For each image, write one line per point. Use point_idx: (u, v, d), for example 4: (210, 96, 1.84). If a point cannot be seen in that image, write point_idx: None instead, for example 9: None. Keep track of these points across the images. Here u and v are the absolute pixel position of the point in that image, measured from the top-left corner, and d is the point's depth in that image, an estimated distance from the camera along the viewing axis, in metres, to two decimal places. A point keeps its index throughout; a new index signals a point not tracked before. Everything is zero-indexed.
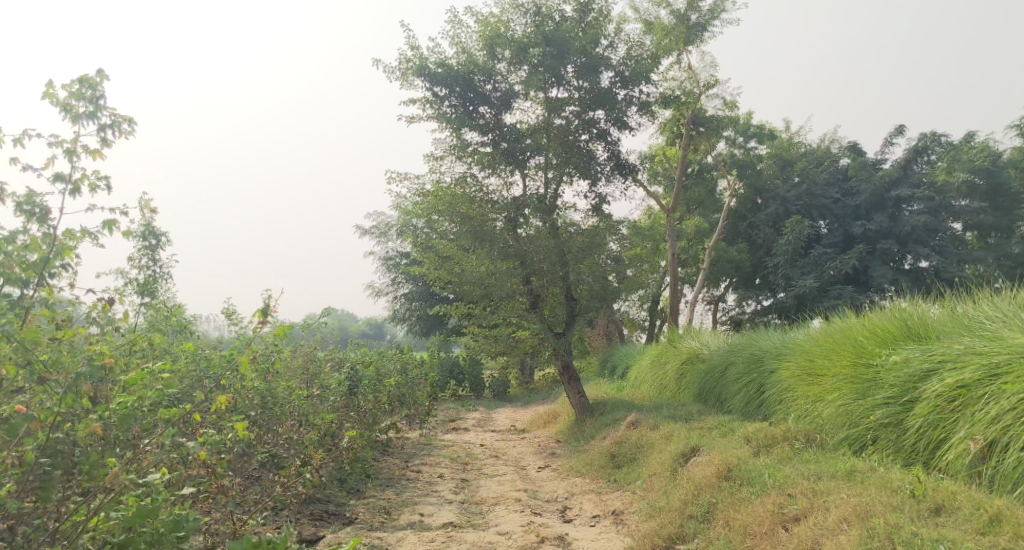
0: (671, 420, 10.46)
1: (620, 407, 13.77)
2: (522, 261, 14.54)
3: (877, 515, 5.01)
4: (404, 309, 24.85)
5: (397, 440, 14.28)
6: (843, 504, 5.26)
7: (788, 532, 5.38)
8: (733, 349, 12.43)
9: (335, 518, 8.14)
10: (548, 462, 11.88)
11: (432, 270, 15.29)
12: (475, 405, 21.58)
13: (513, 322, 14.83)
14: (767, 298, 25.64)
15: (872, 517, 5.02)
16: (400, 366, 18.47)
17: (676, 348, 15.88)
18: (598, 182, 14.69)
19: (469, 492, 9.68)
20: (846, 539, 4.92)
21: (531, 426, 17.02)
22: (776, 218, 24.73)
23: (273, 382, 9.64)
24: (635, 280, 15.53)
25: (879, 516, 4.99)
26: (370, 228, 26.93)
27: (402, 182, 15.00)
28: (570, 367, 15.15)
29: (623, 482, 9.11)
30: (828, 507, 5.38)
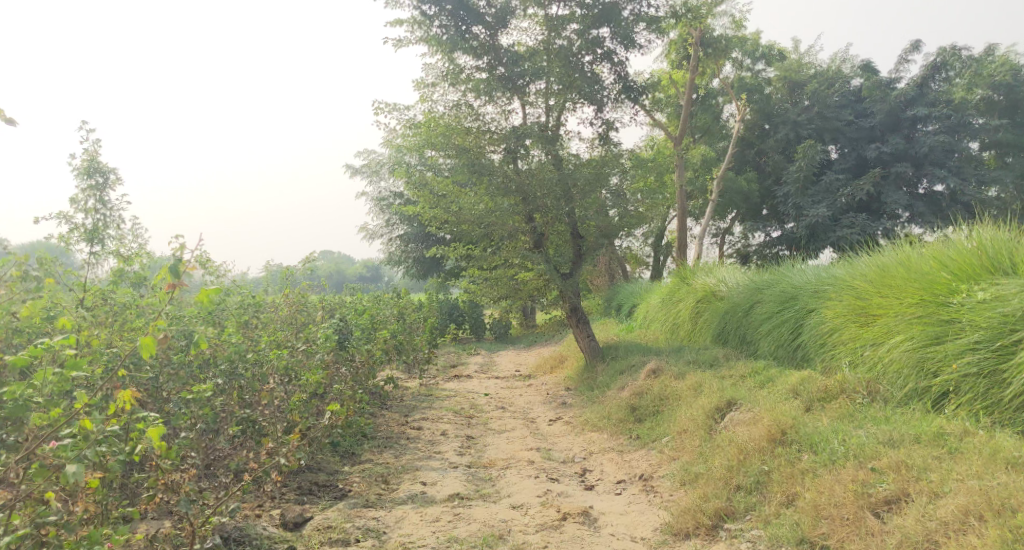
0: (696, 367, 9.44)
1: (634, 351, 12.79)
2: (524, 197, 13.48)
3: (1017, 509, 4.32)
4: (400, 252, 23.76)
5: (395, 392, 13.30)
6: (964, 490, 4.56)
7: (884, 521, 4.70)
8: (755, 287, 11.44)
9: (325, 492, 7.17)
10: (559, 413, 10.91)
11: (427, 208, 14.10)
12: (477, 349, 20.63)
13: (515, 263, 13.73)
14: (777, 229, 24.53)
15: (1011, 510, 4.34)
16: (397, 312, 17.43)
17: (689, 285, 14.84)
18: (604, 108, 13.42)
19: (474, 453, 8.70)
20: (979, 540, 4.27)
21: (536, 371, 16.10)
22: (786, 144, 23.36)
23: (250, 339, 8.57)
24: (644, 213, 14.38)
25: (1020, 510, 4.31)
26: (361, 166, 25.60)
27: (390, 114, 13.73)
28: (578, 308, 14.10)
29: (647, 439, 8.15)
30: (940, 492, 4.67)
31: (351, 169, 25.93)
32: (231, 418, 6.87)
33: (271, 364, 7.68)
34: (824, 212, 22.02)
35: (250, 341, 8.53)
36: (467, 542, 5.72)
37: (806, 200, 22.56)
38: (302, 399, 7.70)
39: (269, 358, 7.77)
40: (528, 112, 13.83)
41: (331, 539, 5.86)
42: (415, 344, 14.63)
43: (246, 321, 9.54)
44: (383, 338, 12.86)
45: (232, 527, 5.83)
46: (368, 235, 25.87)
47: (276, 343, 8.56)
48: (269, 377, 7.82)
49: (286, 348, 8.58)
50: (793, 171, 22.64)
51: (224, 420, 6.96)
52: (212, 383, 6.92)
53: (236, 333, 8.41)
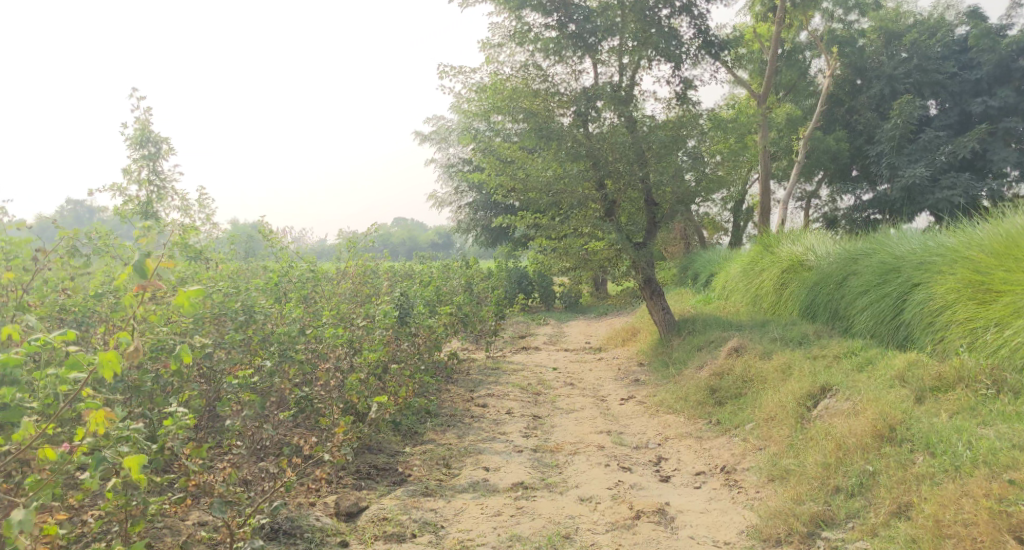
0: (783, 346, 8.72)
1: (713, 325, 12.08)
2: (595, 162, 12.80)
3: None
4: (468, 219, 23.34)
5: (461, 365, 12.88)
6: None
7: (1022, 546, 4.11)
8: (850, 257, 10.63)
9: (383, 477, 6.63)
10: (632, 392, 10.31)
11: (494, 175, 13.55)
12: (547, 318, 20.12)
13: (585, 232, 13.09)
14: (867, 192, 23.19)
15: None
16: (464, 282, 16.99)
17: (773, 254, 13.99)
18: (682, 65, 12.57)
19: (540, 435, 8.18)
20: None
21: (608, 343, 15.50)
22: (880, 100, 22.04)
23: (307, 312, 8.20)
24: (724, 176, 13.55)
25: None
26: (429, 133, 25.19)
27: (455, 77, 13.18)
28: (653, 280, 13.39)
29: (729, 425, 7.53)
30: None
31: (420, 136, 25.54)
32: (284, 391, 6.41)
33: (330, 341, 7.24)
34: (922, 171, 20.67)
35: (305, 314, 8.14)
36: (530, 541, 5.21)
37: (901, 160, 21.23)
38: (358, 379, 7.15)
39: (325, 335, 7.35)
40: (600, 72, 13.09)
41: (385, 532, 5.36)
42: (482, 315, 14.17)
43: (309, 292, 9.20)
44: (447, 310, 12.44)
45: (282, 521, 5.32)
46: (437, 204, 25.50)
47: (337, 316, 8.20)
48: (324, 355, 7.42)
49: (342, 322, 8.19)
50: (886, 129, 21.40)
51: (279, 402, 6.63)
52: (273, 359, 6.55)
53: (294, 307, 8.08)
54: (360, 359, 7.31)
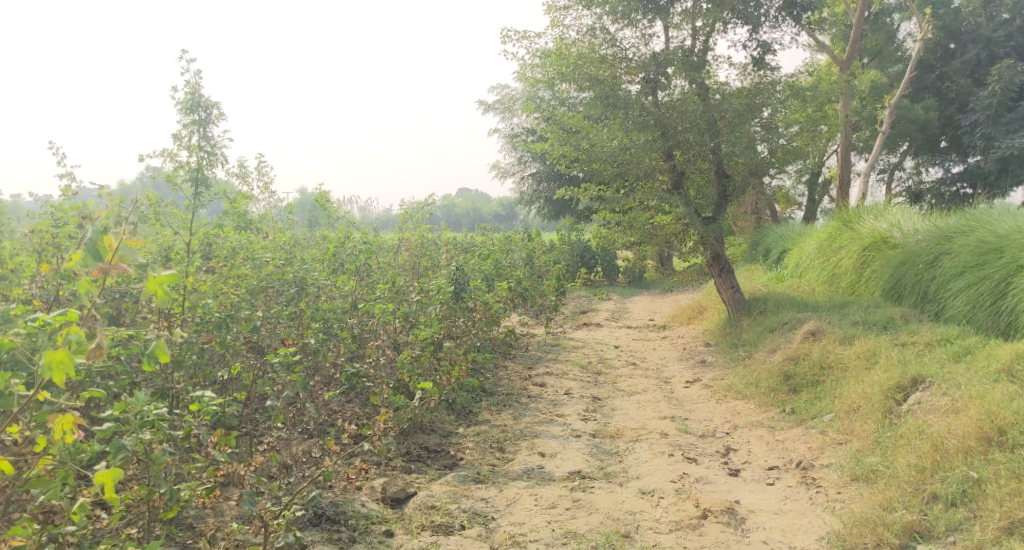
0: (867, 331, 8.12)
1: (787, 305, 11.43)
2: (663, 131, 12.18)
3: None
4: (532, 191, 22.87)
5: (519, 341, 12.49)
6: None
7: None
8: (942, 236, 9.88)
9: (435, 460, 6.26)
10: (699, 375, 9.77)
11: (558, 145, 13.03)
12: (610, 293, 19.58)
13: (651, 206, 12.49)
14: (958, 164, 22.19)
15: None
16: (524, 256, 16.57)
17: (853, 230, 13.23)
18: (760, 28, 11.84)
19: (600, 420, 7.74)
20: None
21: (672, 321, 14.93)
22: (975, 66, 21.09)
23: (358, 287, 7.85)
24: (802, 147, 12.77)
25: None
26: (493, 103, 24.71)
27: (519, 41, 12.65)
28: (722, 256, 12.75)
29: (805, 416, 6.99)
30: None
31: (483, 105, 25.06)
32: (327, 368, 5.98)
33: (380, 319, 6.86)
34: (1021, 142, 19.59)
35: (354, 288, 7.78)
36: (587, 539, 4.80)
37: (998, 130, 20.13)
38: (426, 353, 6.78)
39: (372, 312, 6.97)
40: (672, 36, 12.40)
41: (433, 522, 4.98)
42: (542, 290, 13.74)
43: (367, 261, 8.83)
44: (507, 284, 12.04)
45: (326, 506, 4.98)
46: (500, 175, 25.07)
47: (392, 289, 7.87)
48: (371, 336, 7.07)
49: (388, 298, 7.83)
50: (983, 97, 20.36)
51: (328, 380, 6.34)
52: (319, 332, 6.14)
53: (342, 281, 7.73)
54: (416, 332, 6.91)
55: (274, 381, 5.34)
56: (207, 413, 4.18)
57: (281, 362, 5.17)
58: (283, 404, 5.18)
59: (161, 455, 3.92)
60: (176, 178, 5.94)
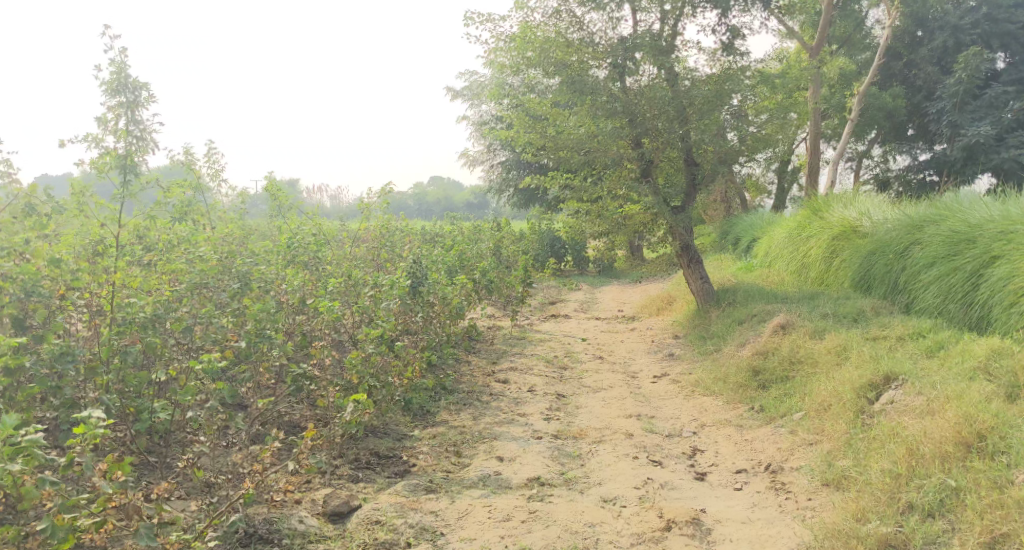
0: (837, 324, 7.88)
1: (756, 296, 11.19)
2: (631, 118, 11.88)
3: None
4: (501, 179, 22.51)
5: (485, 334, 12.15)
6: None
7: None
8: (911, 226, 9.68)
9: (384, 467, 5.92)
10: (666, 369, 9.50)
11: (524, 132, 12.68)
12: (579, 283, 19.28)
13: (619, 194, 12.19)
14: (925, 152, 22.18)
15: None
16: (491, 247, 16.21)
17: (822, 219, 13.04)
18: (730, 12, 11.55)
19: (563, 419, 7.42)
20: None
21: (641, 312, 14.66)
22: (942, 53, 20.96)
23: (306, 282, 7.45)
24: (772, 135, 12.51)
25: None
26: (462, 89, 24.27)
27: (483, 25, 12.24)
28: (691, 247, 12.49)
29: (774, 414, 6.73)
30: None
31: (451, 92, 24.61)
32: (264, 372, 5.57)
33: (327, 317, 6.47)
34: (987, 130, 19.56)
35: (300, 284, 7.36)
36: None
37: (965, 117, 20.15)
38: (377, 352, 6.40)
39: (318, 309, 6.57)
40: (640, 20, 12.08)
41: (378, 540, 4.63)
42: (509, 281, 13.40)
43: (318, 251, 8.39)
44: (471, 276, 11.70)
45: (260, 524, 4.63)
46: (469, 163, 24.67)
47: (344, 283, 7.48)
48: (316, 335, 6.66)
49: (338, 294, 7.44)
50: (950, 84, 20.34)
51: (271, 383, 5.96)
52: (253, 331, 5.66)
53: (288, 276, 7.32)
54: (366, 330, 6.53)
55: (199, 388, 4.94)
56: (95, 438, 3.92)
57: (203, 368, 4.75)
58: (210, 415, 4.79)
59: (35, 488, 3.76)
60: (102, 166, 5.44)
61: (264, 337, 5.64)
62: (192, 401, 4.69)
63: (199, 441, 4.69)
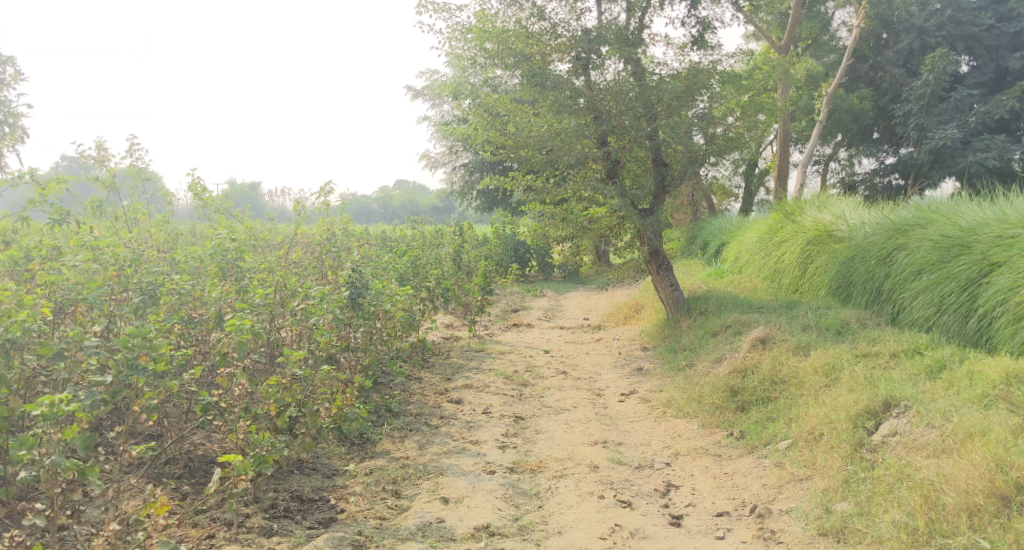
0: (820, 338, 7.18)
1: (730, 305, 10.47)
2: (597, 115, 11.16)
3: None
4: (463, 181, 21.68)
5: (440, 346, 11.29)
6: None
7: None
8: (891, 232, 9.02)
9: (307, 514, 5.16)
10: (635, 387, 8.72)
11: (481, 129, 11.86)
12: (543, 290, 18.47)
13: (585, 196, 11.44)
14: (890, 155, 21.79)
15: None
16: (449, 253, 15.34)
17: (795, 224, 12.40)
18: (699, 4, 10.87)
19: (520, 448, 6.60)
20: None
21: (608, 320, 13.89)
22: (908, 55, 20.59)
23: (221, 297, 6.54)
24: (742, 135, 11.74)
25: None
26: (422, 89, 23.36)
27: (437, 14, 11.39)
28: (660, 252, 11.74)
29: (756, 442, 5.97)
30: None
31: (412, 91, 23.68)
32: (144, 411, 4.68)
33: (237, 339, 5.56)
34: (953, 133, 19.14)
35: (212, 301, 6.44)
36: None
37: (931, 120, 19.66)
38: (311, 374, 5.56)
39: (227, 329, 5.67)
40: (604, 10, 11.35)
41: None
42: (467, 289, 12.56)
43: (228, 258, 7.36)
44: (424, 284, 10.85)
45: None
46: (430, 164, 23.77)
47: (267, 299, 6.59)
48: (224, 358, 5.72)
49: (259, 309, 6.53)
50: (916, 87, 19.85)
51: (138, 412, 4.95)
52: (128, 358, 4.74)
53: (197, 294, 6.39)
54: (287, 351, 5.65)
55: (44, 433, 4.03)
56: None
57: (43, 414, 3.84)
58: (51, 472, 3.93)
59: None
60: None
61: (137, 367, 4.68)
62: (30, 456, 3.84)
63: (44, 505, 3.83)
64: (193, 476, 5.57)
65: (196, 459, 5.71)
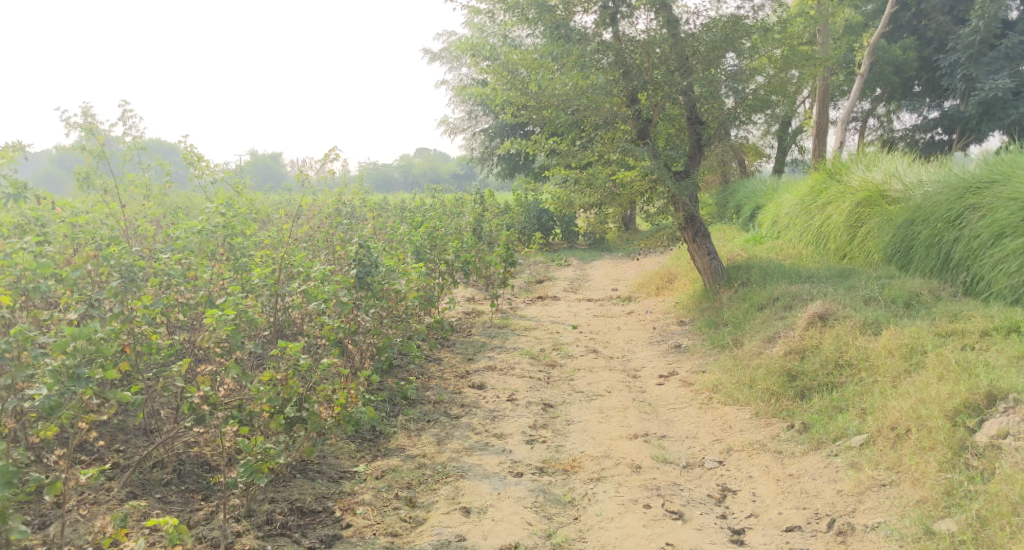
0: (888, 313, 6.37)
1: (775, 275, 9.64)
2: (626, 71, 10.26)
3: None
4: (484, 148, 20.81)
5: (461, 323, 10.54)
6: None
7: None
8: (960, 191, 8.14)
9: (307, 531, 4.48)
10: (674, 368, 7.95)
11: (500, 88, 10.96)
12: (568, 258, 17.67)
13: (613, 159, 10.56)
14: (933, 109, 20.65)
15: None
16: (471, 222, 14.56)
17: (841, 184, 11.51)
18: None
19: (550, 443, 5.87)
20: None
21: (639, 291, 13.09)
22: (953, 2, 19.39)
23: (214, 278, 5.82)
24: (786, 88, 10.76)
25: None
26: (439, 52, 22.38)
27: None
28: (697, 218, 10.87)
29: (822, 436, 5.16)
30: None
31: (428, 54, 22.67)
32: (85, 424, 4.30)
33: (219, 330, 4.84)
34: (1006, 82, 18.00)
35: (202, 284, 5.73)
36: None
37: (980, 70, 18.57)
38: (318, 365, 4.87)
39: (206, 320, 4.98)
40: None
41: None
42: (488, 261, 11.80)
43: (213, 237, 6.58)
44: (443, 257, 10.10)
45: None
46: (449, 130, 22.88)
47: (262, 281, 5.85)
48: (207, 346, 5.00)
49: (254, 292, 5.80)
50: (965, 34, 18.76)
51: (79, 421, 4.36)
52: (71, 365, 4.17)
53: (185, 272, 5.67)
54: (281, 342, 4.86)
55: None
56: None
57: None
58: None
59: None
60: None
61: (80, 379, 4.12)
62: None
63: None
64: (183, 482, 4.83)
65: (188, 462, 4.97)
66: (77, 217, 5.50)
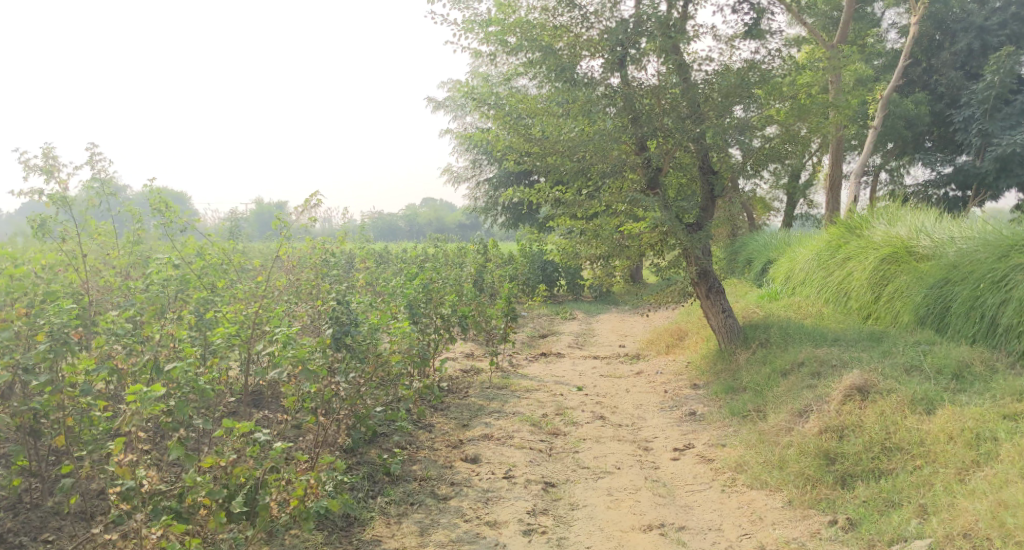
0: (936, 389, 5.61)
1: (798, 336, 8.88)
2: (635, 117, 9.64)
3: None
4: (488, 197, 20.19)
5: (456, 383, 9.73)
6: None
7: None
8: (1003, 249, 7.43)
9: None
10: (690, 440, 7.13)
11: (502, 134, 10.32)
12: (573, 311, 16.90)
13: (622, 210, 9.87)
14: (947, 164, 20.06)
15: None
16: (471, 274, 13.83)
17: (863, 239, 10.80)
18: None
19: (552, 535, 5.09)
20: None
21: (647, 348, 12.28)
22: (966, 57, 18.95)
23: (165, 341, 5.07)
24: (805, 137, 10.07)
25: None
26: (443, 100, 21.94)
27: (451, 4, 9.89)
28: (711, 272, 10.15)
29: (874, 537, 4.56)
30: None
31: (432, 103, 22.21)
32: None
33: (143, 412, 4.08)
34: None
35: (150, 344, 5.03)
36: None
37: (996, 125, 18.03)
38: (275, 448, 4.13)
39: (131, 397, 4.14)
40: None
41: None
42: (488, 315, 11.02)
43: (174, 291, 5.86)
44: (437, 312, 9.33)
45: None
46: (452, 179, 22.27)
47: (223, 341, 5.12)
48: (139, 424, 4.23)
49: (212, 358, 5.05)
50: (979, 89, 18.26)
51: None
52: None
53: (131, 331, 4.98)
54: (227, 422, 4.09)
55: None
56: None
57: None
58: None
59: None
60: None
61: None
62: None
63: None
64: None
65: None
66: (13, 267, 4.80)
